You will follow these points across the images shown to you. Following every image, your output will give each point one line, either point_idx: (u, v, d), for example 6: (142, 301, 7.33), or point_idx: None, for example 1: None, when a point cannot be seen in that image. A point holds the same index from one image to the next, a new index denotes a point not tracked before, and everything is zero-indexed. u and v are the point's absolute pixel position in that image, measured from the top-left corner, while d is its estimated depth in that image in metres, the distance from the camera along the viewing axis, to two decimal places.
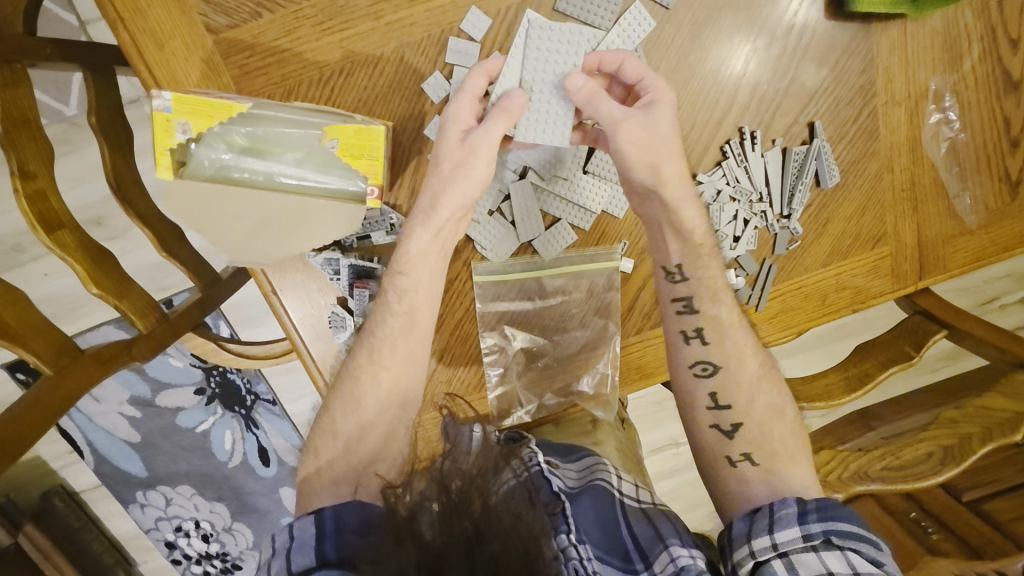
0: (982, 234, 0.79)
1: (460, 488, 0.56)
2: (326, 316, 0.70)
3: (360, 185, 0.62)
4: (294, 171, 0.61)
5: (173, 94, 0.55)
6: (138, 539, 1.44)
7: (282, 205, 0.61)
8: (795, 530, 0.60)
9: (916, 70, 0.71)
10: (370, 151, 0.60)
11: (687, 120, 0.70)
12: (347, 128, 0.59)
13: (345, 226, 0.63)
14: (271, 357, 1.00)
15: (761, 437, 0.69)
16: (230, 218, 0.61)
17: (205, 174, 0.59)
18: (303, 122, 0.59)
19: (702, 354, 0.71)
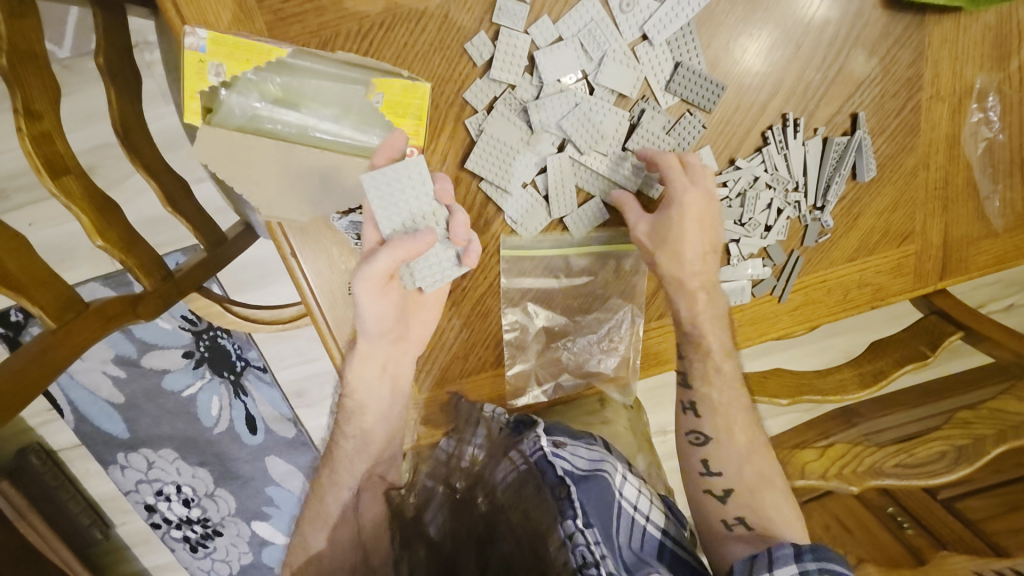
0: (1006, 238, 0.79)
1: (466, 488, 0.58)
2: (346, 283, 0.68)
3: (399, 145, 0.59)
4: (330, 126, 0.58)
5: (209, 34, 0.52)
6: (117, 501, 1.40)
7: (316, 163, 0.58)
8: (792, 569, 0.59)
9: (964, 66, 0.70)
10: (414, 109, 0.57)
11: (730, 102, 0.68)
12: (391, 85, 0.57)
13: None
14: (278, 323, 0.97)
15: (752, 499, 0.70)
16: (262, 172, 0.57)
17: (236, 122, 0.55)
18: (343, 76, 0.56)
19: (695, 424, 0.73)
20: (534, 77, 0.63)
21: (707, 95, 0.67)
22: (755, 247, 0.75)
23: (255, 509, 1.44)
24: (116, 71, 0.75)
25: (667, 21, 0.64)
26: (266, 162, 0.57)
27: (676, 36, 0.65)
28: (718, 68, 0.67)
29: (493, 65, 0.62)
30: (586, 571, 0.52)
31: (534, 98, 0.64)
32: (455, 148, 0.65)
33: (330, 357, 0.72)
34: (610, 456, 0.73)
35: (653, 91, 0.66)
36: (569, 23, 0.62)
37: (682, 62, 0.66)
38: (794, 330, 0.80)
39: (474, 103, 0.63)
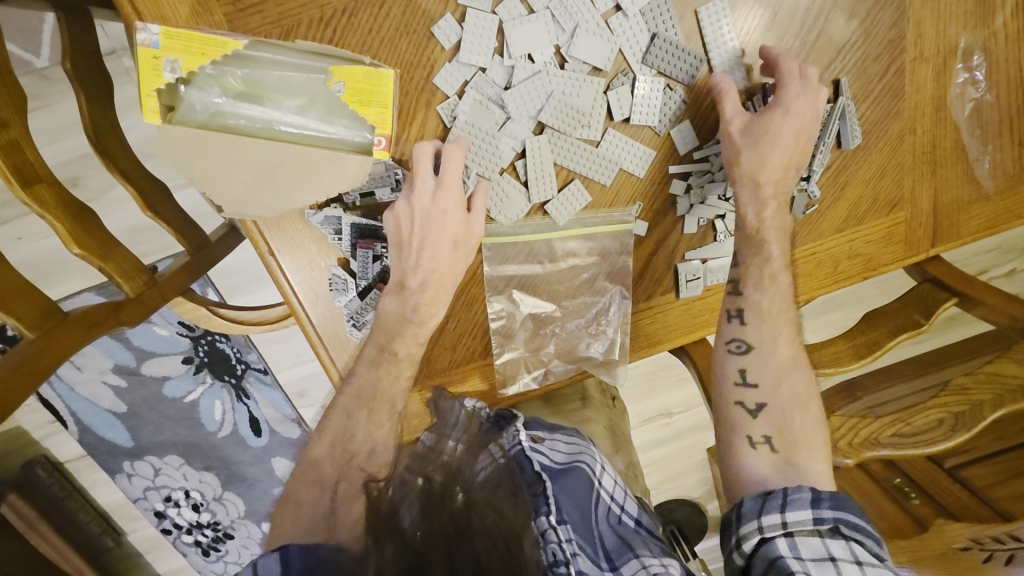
0: (997, 201, 0.78)
1: (442, 483, 0.53)
2: (326, 279, 0.67)
3: (366, 136, 0.58)
4: (294, 118, 0.57)
5: (162, 28, 0.51)
6: (126, 509, 1.41)
7: (283, 156, 0.57)
8: (806, 513, 0.59)
9: (947, 24, 0.69)
10: (378, 96, 0.56)
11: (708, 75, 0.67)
12: (354, 72, 0.55)
13: (351, 177, 0.59)
14: (266, 323, 0.96)
15: (783, 420, 0.66)
16: (228, 169, 0.57)
17: (199, 119, 0.55)
18: (305, 67, 0.55)
19: (738, 333, 0.70)
20: (504, 58, 0.62)
21: (684, 67, 0.65)
22: None
23: (264, 510, 1.45)
24: (86, 76, 0.74)
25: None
26: (231, 156, 0.57)
27: (649, 7, 0.63)
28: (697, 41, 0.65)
29: (462, 48, 0.60)
30: (557, 569, 0.53)
31: (506, 80, 0.63)
32: (427, 136, 0.63)
33: (316, 355, 0.71)
34: (590, 447, 0.73)
35: (630, 65, 0.65)
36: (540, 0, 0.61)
37: (658, 34, 0.64)
38: None
39: (444, 88, 0.62)
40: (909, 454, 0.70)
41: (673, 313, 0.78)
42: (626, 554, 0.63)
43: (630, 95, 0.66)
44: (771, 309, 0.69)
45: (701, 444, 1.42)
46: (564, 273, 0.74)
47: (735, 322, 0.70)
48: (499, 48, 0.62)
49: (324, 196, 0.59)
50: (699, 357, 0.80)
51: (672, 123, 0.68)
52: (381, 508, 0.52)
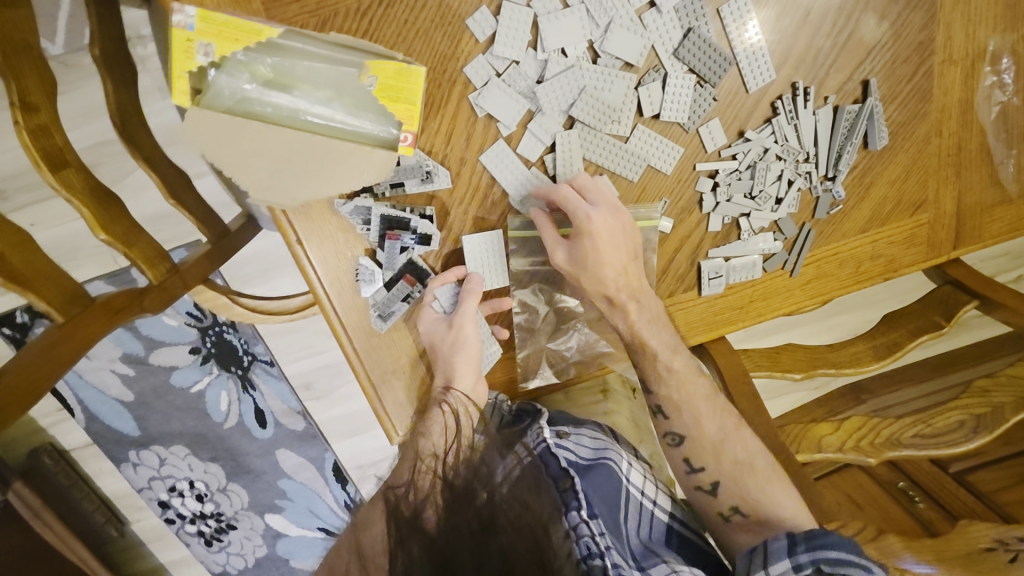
0: (1020, 204, 0.79)
1: (465, 480, 0.53)
2: (353, 269, 0.67)
3: (392, 131, 0.57)
4: (322, 110, 0.55)
5: (198, 11, 0.50)
6: (131, 498, 1.41)
7: (306, 148, 0.56)
8: (784, 563, 0.58)
9: (977, 27, 0.69)
10: (407, 93, 0.55)
11: (737, 72, 0.67)
12: (385, 67, 0.55)
13: (374, 172, 0.57)
14: (288, 314, 0.97)
15: (738, 491, 0.68)
16: (250, 156, 0.55)
17: (226, 104, 0.53)
18: (335, 58, 0.54)
19: (668, 426, 0.72)
20: (537, 51, 0.62)
21: (716, 65, 0.65)
22: (766, 221, 0.74)
23: (268, 502, 1.45)
24: (112, 61, 0.73)
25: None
26: (254, 143, 0.55)
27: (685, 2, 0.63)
28: (729, 39, 0.65)
29: (497, 41, 0.60)
30: (591, 562, 0.54)
31: (539, 74, 0.63)
32: (459, 128, 0.64)
33: (339, 345, 0.70)
34: (616, 444, 0.73)
35: (662, 61, 0.65)
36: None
37: (692, 30, 0.64)
38: (806, 303, 0.80)
39: (476, 80, 0.62)
40: (932, 454, 0.71)
41: (695, 310, 0.78)
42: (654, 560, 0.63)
43: (657, 96, 0.66)
44: (681, 386, 0.70)
45: None
46: None
47: (661, 418, 0.72)
48: (531, 42, 0.62)
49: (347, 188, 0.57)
50: (717, 354, 0.80)
51: (703, 120, 0.68)
52: (403, 504, 0.53)
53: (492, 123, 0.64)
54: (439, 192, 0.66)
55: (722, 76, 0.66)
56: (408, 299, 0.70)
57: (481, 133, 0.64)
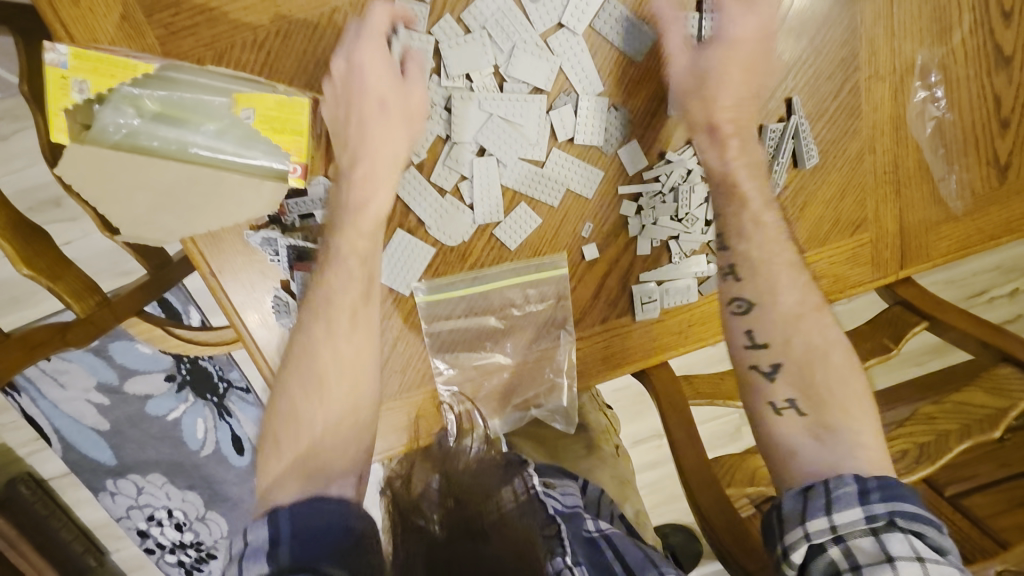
0: (967, 221, 0.75)
1: (462, 484, 0.54)
2: (270, 301, 0.66)
3: (283, 163, 0.58)
4: (209, 142, 0.57)
5: (70, 49, 0.52)
6: (109, 528, 1.39)
7: (195, 181, 0.57)
8: (857, 511, 0.53)
9: (902, 42, 0.67)
10: (294, 124, 0.57)
11: (651, 95, 0.66)
12: (266, 99, 0.56)
13: (264, 205, 0.58)
14: (222, 344, 0.92)
15: (804, 379, 0.60)
16: (136, 188, 0.57)
17: (112, 140, 0.55)
18: (221, 90, 0.55)
19: (737, 291, 0.64)
20: (442, 78, 0.61)
21: (631, 88, 0.66)
22: (697, 243, 0.72)
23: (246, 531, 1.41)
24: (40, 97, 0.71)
25: (583, 9, 0.62)
26: (138, 176, 0.56)
27: (596, 23, 0.63)
28: (636, 63, 0.65)
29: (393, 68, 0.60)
30: None
31: (445, 100, 0.63)
32: None
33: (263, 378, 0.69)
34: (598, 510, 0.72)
35: (573, 86, 0.64)
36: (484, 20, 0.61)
37: (597, 52, 0.64)
38: None
39: None
40: None
41: (632, 336, 0.75)
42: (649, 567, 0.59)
43: (569, 120, 0.65)
44: (765, 244, 0.64)
45: None
46: (514, 297, 0.72)
47: (729, 281, 0.65)
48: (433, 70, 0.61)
49: (234, 221, 0.58)
50: (659, 381, 0.77)
51: (619, 143, 0.67)
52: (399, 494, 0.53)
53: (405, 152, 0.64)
54: None
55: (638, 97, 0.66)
56: None
57: None
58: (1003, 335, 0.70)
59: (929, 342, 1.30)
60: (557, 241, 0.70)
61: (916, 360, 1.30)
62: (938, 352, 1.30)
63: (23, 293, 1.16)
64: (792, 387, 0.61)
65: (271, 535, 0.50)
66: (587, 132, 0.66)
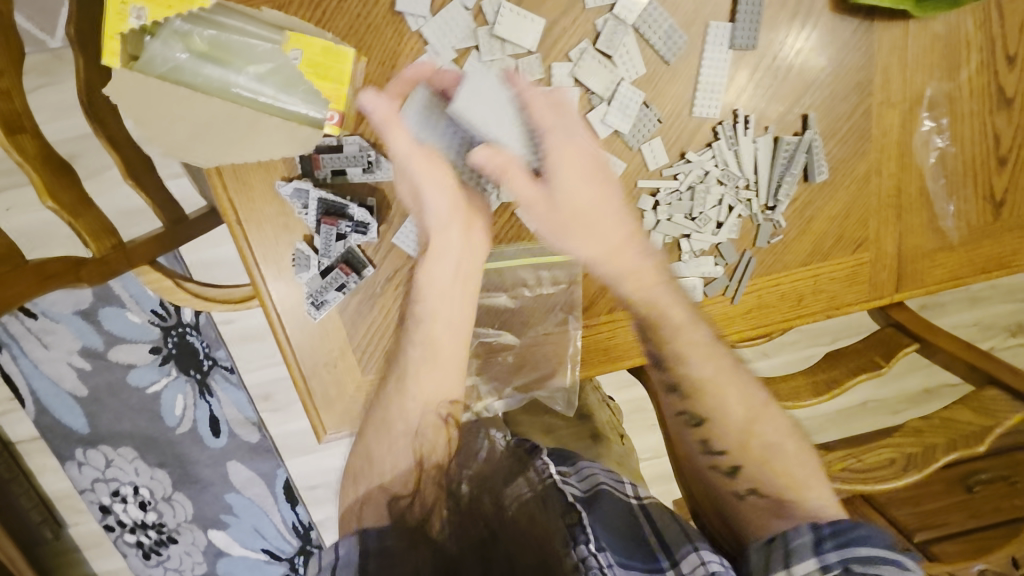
0: (962, 251, 0.79)
1: (475, 488, 0.56)
2: (290, 253, 0.68)
3: (320, 112, 0.59)
4: (251, 84, 0.57)
5: None
6: (71, 500, 1.35)
7: (235, 119, 0.58)
8: (812, 562, 0.53)
9: (914, 74, 0.71)
10: (334, 73, 0.58)
11: (680, 96, 0.69)
12: (312, 44, 0.57)
13: (297, 146, 0.60)
14: (228, 303, 0.92)
15: (760, 469, 0.61)
16: (175, 118, 0.57)
17: (158, 72, 0.55)
18: (270, 36, 0.57)
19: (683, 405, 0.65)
20: (482, 53, 0.64)
21: (662, 87, 0.68)
22: (707, 244, 0.74)
23: (213, 516, 1.38)
24: None
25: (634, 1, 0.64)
26: (179, 107, 0.57)
27: (641, 22, 0.65)
28: (668, 65, 0.67)
29: (426, 34, 0.62)
30: None
31: None
32: None
33: (273, 333, 0.72)
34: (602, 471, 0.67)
35: (616, 75, 0.66)
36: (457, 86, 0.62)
37: (641, 36, 0.66)
38: (748, 333, 0.80)
39: None
40: (860, 486, 0.69)
41: (634, 330, 0.77)
42: (682, 542, 0.60)
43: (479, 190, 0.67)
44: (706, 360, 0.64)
45: (671, 493, 1.34)
46: (525, 277, 0.75)
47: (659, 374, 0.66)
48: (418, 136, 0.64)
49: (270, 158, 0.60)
50: None
51: (646, 139, 0.69)
52: (402, 525, 0.53)
53: None
54: (382, 184, 0.67)
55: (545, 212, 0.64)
56: (343, 289, 0.69)
57: None
58: (992, 360, 0.74)
59: (907, 390, 1.34)
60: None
61: (892, 407, 1.34)
62: (911, 403, 1.34)
63: (22, 247, 1.15)
64: (806, 485, 0.60)
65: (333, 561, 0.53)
66: (618, 115, 0.67)
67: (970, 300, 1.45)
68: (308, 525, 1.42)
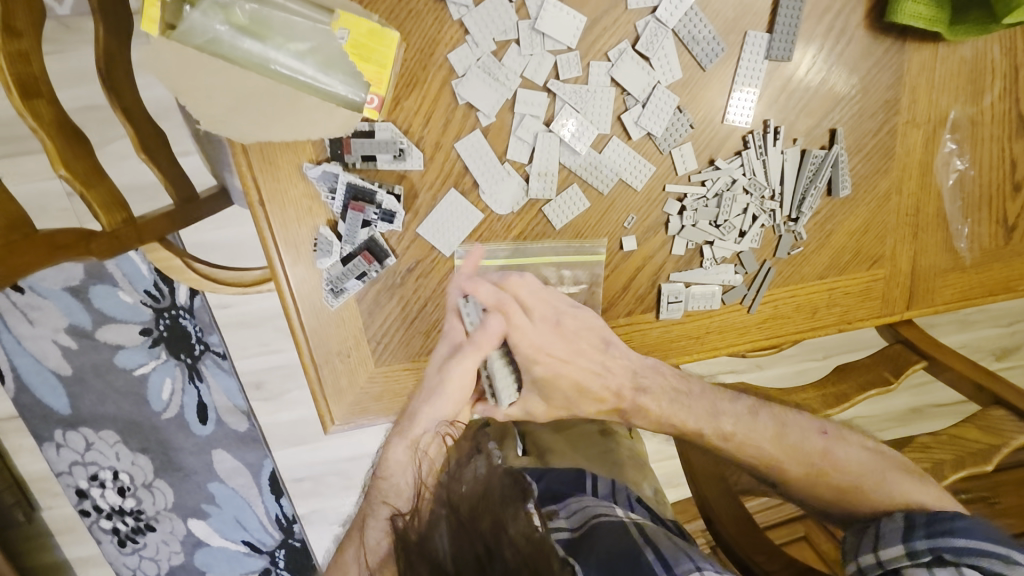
0: (972, 272, 0.81)
1: (472, 506, 0.49)
2: (312, 239, 0.67)
3: (360, 94, 0.58)
4: (291, 62, 0.55)
5: None
6: (46, 482, 1.31)
7: (272, 96, 0.56)
8: (898, 547, 0.60)
9: (940, 96, 0.73)
10: (378, 55, 0.56)
11: (713, 103, 0.69)
12: (360, 24, 0.55)
13: (335, 127, 0.59)
14: (238, 286, 0.90)
15: (807, 479, 0.67)
16: (211, 90, 0.55)
17: (195, 43, 0.53)
18: (313, 14, 0.54)
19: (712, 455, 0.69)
20: (522, 47, 0.64)
21: (697, 92, 0.68)
22: (728, 251, 0.75)
23: (193, 506, 1.36)
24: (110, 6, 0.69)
25: (678, 4, 0.64)
26: (218, 80, 0.55)
27: (681, 25, 0.65)
28: (705, 71, 0.68)
29: (469, 25, 0.62)
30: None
31: (522, 69, 0.65)
32: (438, 111, 0.65)
33: (285, 318, 0.70)
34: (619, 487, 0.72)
35: (654, 78, 0.67)
36: (479, 286, 0.65)
37: (681, 40, 0.66)
38: (762, 343, 0.80)
39: (457, 66, 0.63)
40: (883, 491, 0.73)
41: (651, 334, 0.78)
42: (684, 559, 0.57)
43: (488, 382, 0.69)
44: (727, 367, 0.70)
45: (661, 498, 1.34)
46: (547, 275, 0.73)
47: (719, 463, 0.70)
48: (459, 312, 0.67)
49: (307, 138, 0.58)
50: None
51: (678, 143, 0.70)
52: (410, 534, 0.51)
53: (472, 112, 0.66)
54: (410, 172, 0.67)
55: (592, 353, 0.69)
56: (363, 278, 0.69)
57: (459, 120, 0.65)
58: (997, 379, 0.76)
59: (893, 408, 1.36)
60: (599, 227, 0.72)
61: (877, 425, 1.36)
62: (897, 422, 1.36)
63: None
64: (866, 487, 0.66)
65: None
66: (654, 117, 0.68)
67: (956, 323, 1.47)
68: (292, 518, 1.39)
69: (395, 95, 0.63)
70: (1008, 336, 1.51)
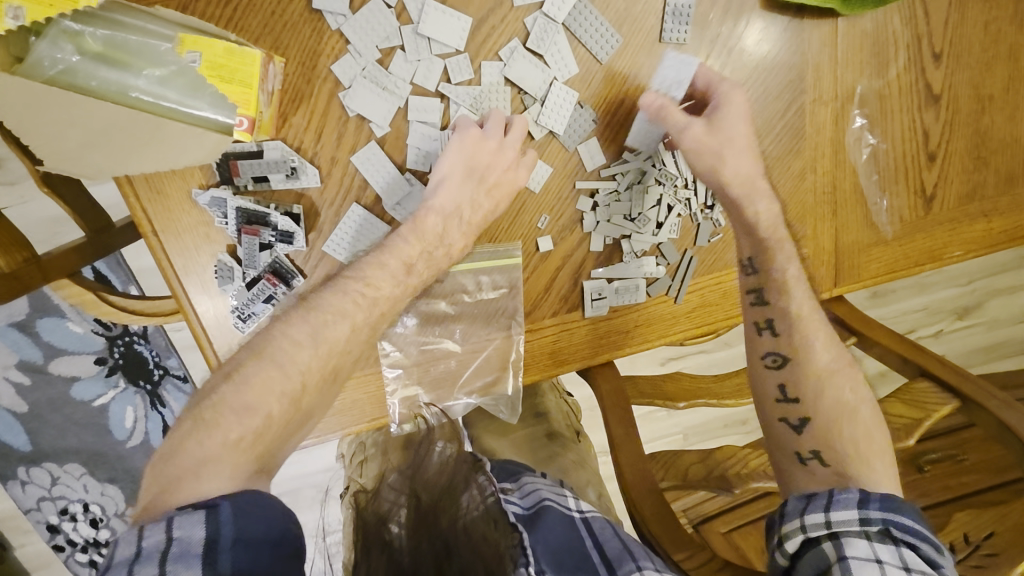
0: (896, 245, 0.80)
1: (432, 498, 0.54)
2: (212, 266, 0.64)
3: (229, 116, 0.56)
4: (152, 88, 0.54)
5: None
6: (15, 521, 1.24)
7: (134, 125, 0.55)
8: (852, 513, 0.58)
9: (845, 71, 0.72)
10: (241, 74, 0.55)
11: (612, 94, 0.68)
12: (214, 45, 0.54)
13: (204, 155, 0.57)
14: (161, 315, 0.86)
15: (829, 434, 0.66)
16: (65, 124, 0.53)
17: (46, 75, 0.52)
18: (165, 35, 0.53)
19: (771, 347, 0.70)
20: (408, 53, 0.62)
21: (596, 85, 0.67)
22: (648, 244, 0.74)
23: None
24: None
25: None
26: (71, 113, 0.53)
27: (571, 19, 0.64)
28: (601, 64, 0.66)
29: (351, 36, 0.60)
30: None
31: (411, 76, 0.63)
32: (329, 126, 0.63)
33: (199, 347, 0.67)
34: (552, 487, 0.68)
35: (550, 75, 0.65)
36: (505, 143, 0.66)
37: (571, 32, 0.65)
38: (694, 333, 0.79)
39: (342, 78, 0.61)
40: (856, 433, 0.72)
41: (580, 332, 0.75)
42: (626, 558, 0.58)
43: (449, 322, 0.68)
44: (798, 301, 0.70)
45: None
46: (466, 283, 0.72)
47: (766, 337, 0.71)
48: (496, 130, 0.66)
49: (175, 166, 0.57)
50: (603, 381, 0.76)
51: (582, 138, 0.68)
52: (367, 511, 0.55)
53: (365, 124, 0.63)
54: (307, 191, 0.64)
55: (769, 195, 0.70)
56: (271, 301, 0.66)
57: (353, 133, 0.63)
58: (922, 352, 0.75)
59: None
60: (513, 230, 0.71)
61: None
62: None
63: None
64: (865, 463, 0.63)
65: (208, 536, 0.44)
66: (555, 114, 0.67)
67: (915, 287, 1.49)
68: None
69: (274, 116, 0.61)
70: (967, 294, 1.53)
